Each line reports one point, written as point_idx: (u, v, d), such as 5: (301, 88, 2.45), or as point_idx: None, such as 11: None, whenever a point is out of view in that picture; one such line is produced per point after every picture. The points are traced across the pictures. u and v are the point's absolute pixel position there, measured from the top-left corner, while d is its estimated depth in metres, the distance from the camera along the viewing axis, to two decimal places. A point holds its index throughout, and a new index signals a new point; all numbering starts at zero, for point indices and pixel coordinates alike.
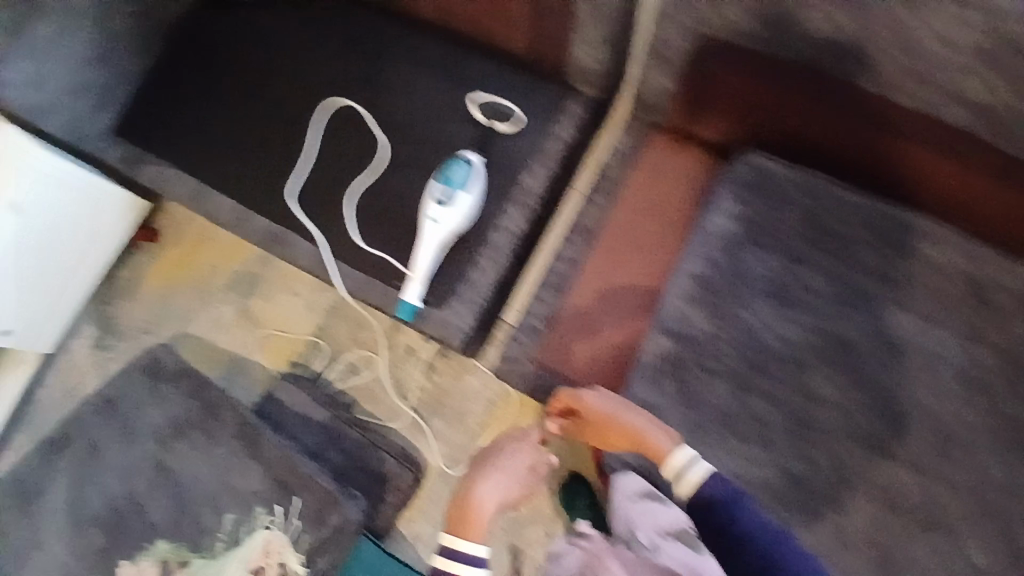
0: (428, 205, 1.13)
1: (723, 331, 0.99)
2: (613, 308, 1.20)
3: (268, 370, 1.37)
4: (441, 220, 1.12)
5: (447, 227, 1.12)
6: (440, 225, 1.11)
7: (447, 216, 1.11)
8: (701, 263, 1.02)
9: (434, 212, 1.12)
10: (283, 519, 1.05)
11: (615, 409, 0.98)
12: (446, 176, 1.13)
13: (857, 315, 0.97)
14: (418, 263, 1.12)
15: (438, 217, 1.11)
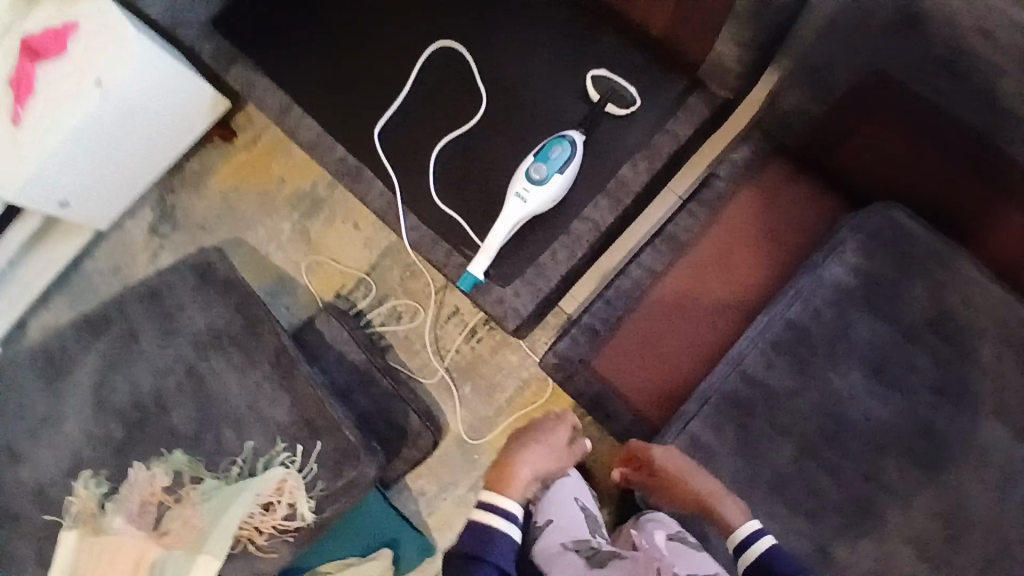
0: (519, 178, 1.05)
1: (801, 388, 0.90)
2: (685, 330, 1.04)
3: (311, 295, 1.33)
4: (529, 197, 1.04)
5: (533, 206, 1.04)
6: (527, 202, 1.04)
7: (536, 195, 1.04)
8: (801, 312, 0.93)
9: (524, 188, 1.04)
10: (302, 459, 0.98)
11: (683, 471, 0.88)
12: (545, 152, 1.05)
13: (950, 409, 0.88)
14: (493, 236, 1.04)
15: (526, 193, 1.04)
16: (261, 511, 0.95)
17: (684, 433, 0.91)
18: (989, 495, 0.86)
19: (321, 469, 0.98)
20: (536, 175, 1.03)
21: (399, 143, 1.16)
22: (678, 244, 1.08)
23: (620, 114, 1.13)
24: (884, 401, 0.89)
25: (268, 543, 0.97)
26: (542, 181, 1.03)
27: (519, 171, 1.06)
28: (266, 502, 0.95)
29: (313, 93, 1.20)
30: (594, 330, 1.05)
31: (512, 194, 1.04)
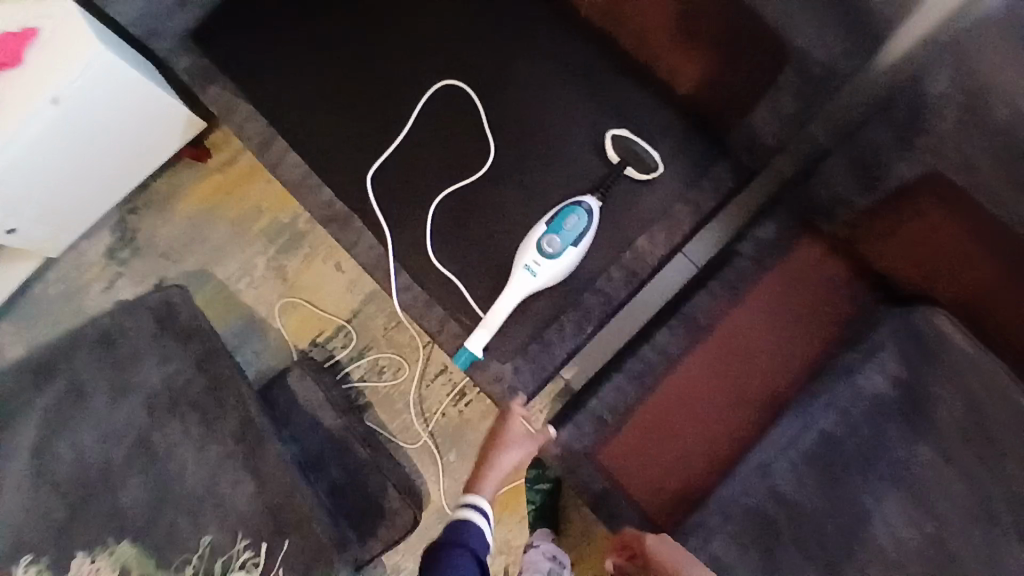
0: (530, 250, 0.96)
1: (833, 510, 0.82)
2: (702, 423, 0.95)
3: (285, 341, 1.21)
4: (539, 273, 0.95)
5: (542, 282, 0.96)
6: (536, 277, 0.95)
7: (547, 270, 0.95)
8: (833, 422, 0.85)
9: (535, 261, 0.95)
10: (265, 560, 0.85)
11: (675, 563, 0.79)
12: (559, 223, 0.96)
13: (1000, 546, 0.79)
14: (496, 312, 0.95)
15: (536, 268, 0.95)
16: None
17: (702, 552, 0.82)
18: None
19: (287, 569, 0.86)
20: (549, 249, 0.95)
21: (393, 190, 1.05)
22: (695, 325, 1.00)
23: (639, 178, 1.03)
24: (920, 530, 0.81)
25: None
26: (554, 255, 0.95)
27: (530, 241, 0.97)
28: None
29: (299, 125, 1.08)
30: (602, 418, 0.97)
31: (521, 267, 0.95)
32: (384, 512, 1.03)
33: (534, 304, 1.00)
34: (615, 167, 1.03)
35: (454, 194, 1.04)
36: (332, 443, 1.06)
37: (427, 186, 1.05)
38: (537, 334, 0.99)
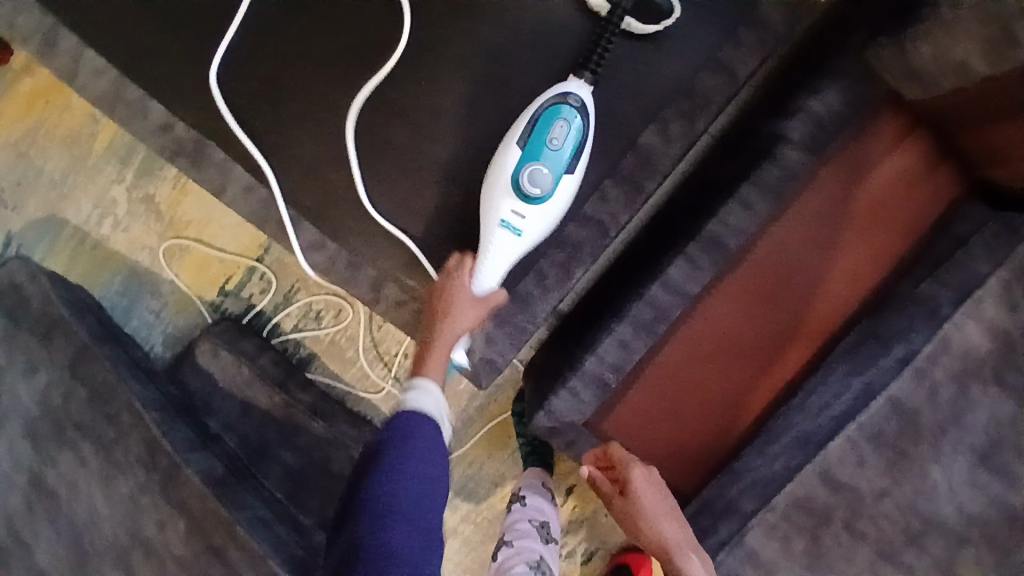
0: (505, 189, 0.66)
1: (893, 489, 0.67)
2: (731, 377, 0.76)
3: (186, 295, 0.97)
4: (528, 221, 0.66)
5: (532, 234, 0.67)
6: (523, 229, 0.67)
7: (536, 217, 0.66)
8: (909, 387, 0.65)
9: (517, 206, 0.66)
10: None
11: (654, 510, 0.67)
12: (542, 142, 0.66)
13: None
14: (479, 279, 0.68)
15: (522, 216, 0.66)
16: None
17: (737, 547, 0.67)
18: None
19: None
20: (535, 184, 0.65)
21: (275, 104, 0.72)
22: (724, 252, 0.72)
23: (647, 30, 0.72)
24: (986, 492, 0.68)
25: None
26: (542, 193, 0.65)
27: (504, 177, 0.67)
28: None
29: (115, 16, 0.72)
30: (603, 380, 0.74)
31: (499, 218, 0.67)
32: None
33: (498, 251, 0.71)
34: (609, 17, 0.68)
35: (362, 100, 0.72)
36: (273, 421, 0.91)
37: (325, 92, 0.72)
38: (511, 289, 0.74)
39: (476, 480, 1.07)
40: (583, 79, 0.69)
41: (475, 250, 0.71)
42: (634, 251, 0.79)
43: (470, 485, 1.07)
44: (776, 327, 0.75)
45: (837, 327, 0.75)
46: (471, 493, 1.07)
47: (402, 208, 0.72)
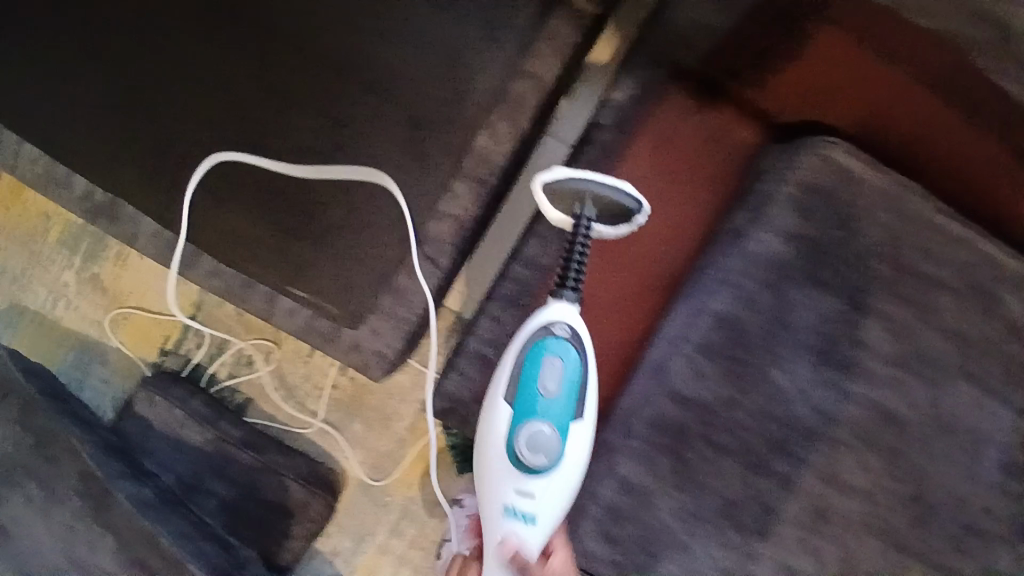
0: (512, 464, 0.70)
1: (743, 397, 0.71)
2: (605, 331, 0.83)
3: (130, 358, 1.09)
4: (544, 482, 0.70)
5: (546, 510, 0.70)
6: (532, 512, 0.70)
7: (547, 484, 0.70)
8: (728, 302, 0.72)
9: (519, 489, 0.70)
10: None
11: None
12: (534, 404, 0.69)
13: (915, 387, 0.73)
14: (509, 538, 0.71)
15: (534, 479, 0.70)
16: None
17: (609, 478, 0.73)
18: (951, 469, 0.75)
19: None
20: (536, 452, 0.68)
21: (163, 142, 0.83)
22: (568, 225, 0.85)
23: (615, 235, 0.71)
24: (835, 387, 0.72)
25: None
26: (550, 448, 0.69)
27: (503, 455, 0.71)
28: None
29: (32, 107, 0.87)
30: (482, 355, 0.85)
31: (506, 505, 0.71)
32: (292, 510, 1.00)
33: (360, 251, 0.81)
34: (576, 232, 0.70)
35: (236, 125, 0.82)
36: (206, 458, 0.99)
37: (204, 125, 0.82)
38: (386, 285, 0.83)
39: (419, 500, 1.12)
40: (566, 298, 0.70)
41: (341, 255, 0.82)
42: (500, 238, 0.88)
43: (412, 508, 1.12)
44: (628, 282, 0.84)
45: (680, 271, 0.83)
46: (415, 515, 1.12)
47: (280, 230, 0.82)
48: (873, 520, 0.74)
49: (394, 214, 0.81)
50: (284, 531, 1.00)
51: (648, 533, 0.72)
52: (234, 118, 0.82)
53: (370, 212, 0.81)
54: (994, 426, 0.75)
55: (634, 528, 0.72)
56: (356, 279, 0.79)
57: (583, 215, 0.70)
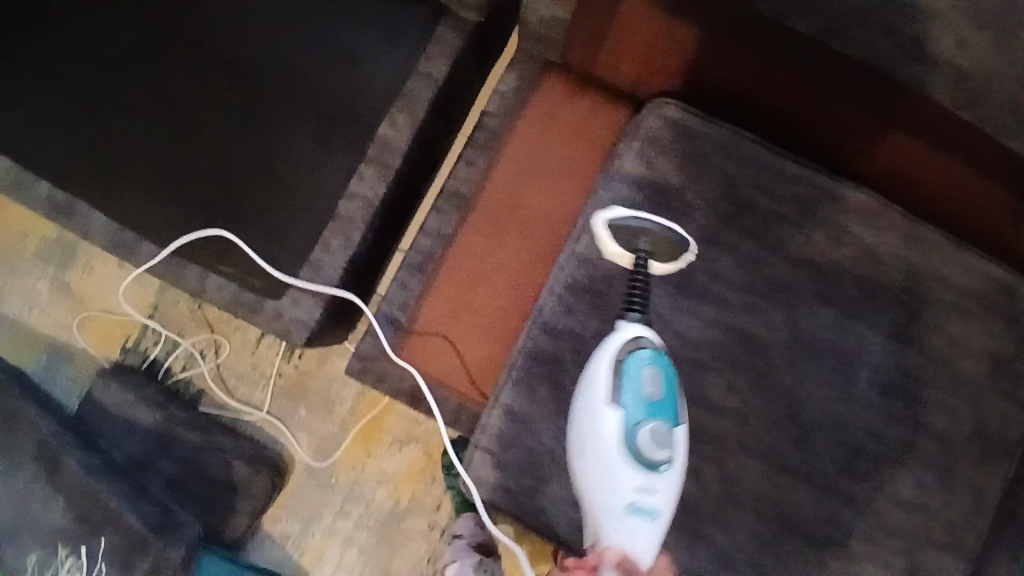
0: (632, 464, 0.68)
1: (609, 327, 0.80)
2: (489, 291, 0.94)
3: (94, 355, 1.21)
4: (661, 482, 0.69)
5: (665, 505, 0.69)
6: (655, 507, 0.68)
7: (661, 484, 0.69)
8: (589, 245, 0.81)
9: (641, 485, 0.68)
10: (87, 563, 0.89)
11: None
12: (639, 402, 0.69)
13: (773, 311, 0.79)
14: (628, 541, 0.68)
15: (650, 480, 0.68)
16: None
17: (496, 408, 0.80)
18: (824, 389, 0.78)
19: (110, 568, 0.89)
20: (655, 448, 0.67)
21: (110, 154, 0.96)
22: (463, 199, 0.95)
23: (669, 271, 0.78)
24: (692, 315, 0.79)
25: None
26: (670, 444, 0.68)
27: (620, 458, 0.68)
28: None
29: None
30: (393, 318, 0.93)
31: (627, 502, 0.68)
32: (236, 486, 1.10)
33: (278, 231, 0.94)
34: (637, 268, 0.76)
35: (175, 137, 0.96)
36: (156, 438, 1.09)
37: (148, 138, 0.96)
38: (302, 257, 0.94)
39: (363, 480, 1.18)
40: (633, 321, 0.73)
41: (262, 234, 0.94)
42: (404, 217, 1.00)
43: (357, 488, 1.18)
44: (518, 246, 0.94)
45: (562, 233, 0.94)
46: (360, 496, 1.18)
47: (210, 213, 0.94)
48: (750, 440, 0.77)
49: (308, 198, 0.94)
50: (228, 506, 1.09)
51: (531, 457, 0.79)
52: (173, 131, 0.96)
53: (290, 200, 0.94)
54: (861, 348, 0.78)
55: (518, 453, 0.79)
56: (282, 254, 0.94)
57: (641, 249, 0.77)
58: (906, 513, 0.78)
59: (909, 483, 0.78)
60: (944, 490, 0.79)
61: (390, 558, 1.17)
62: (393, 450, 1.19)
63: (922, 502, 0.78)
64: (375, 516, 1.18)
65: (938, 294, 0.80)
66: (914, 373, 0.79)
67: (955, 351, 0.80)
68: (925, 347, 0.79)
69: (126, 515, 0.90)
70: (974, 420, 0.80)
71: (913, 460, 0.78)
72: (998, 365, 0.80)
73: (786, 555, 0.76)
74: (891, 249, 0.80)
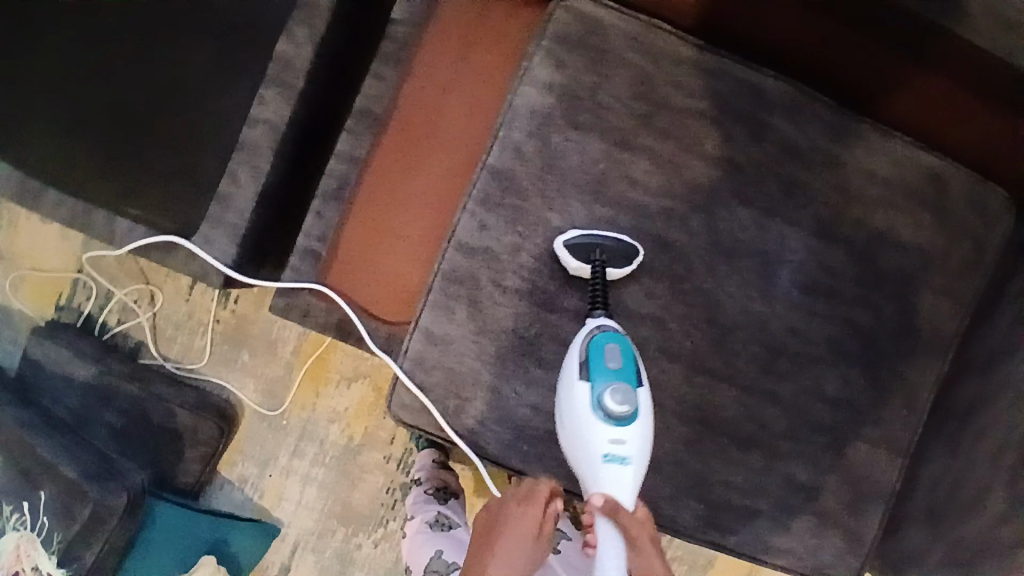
0: (604, 424, 0.67)
1: (525, 242, 0.77)
2: (410, 214, 0.92)
3: (30, 316, 1.17)
4: (629, 436, 0.67)
5: (640, 458, 0.68)
6: (627, 455, 0.67)
7: (631, 438, 0.67)
8: (500, 156, 0.76)
9: (611, 437, 0.67)
10: (31, 514, 0.87)
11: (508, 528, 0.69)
12: (604, 368, 0.68)
13: (691, 216, 0.77)
14: (610, 491, 0.66)
15: (620, 435, 0.67)
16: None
17: (417, 332, 0.78)
18: (741, 290, 0.77)
19: (53, 518, 0.86)
20: (621, 405, 0.67)
21: None
22: (375, 120, 0.91)
23: (624, 276, 0.75)
24: (607, 226, 0.76)
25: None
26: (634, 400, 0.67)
27: (592, 422, 0.67)
28: (14, 574, 0.86)
29: None
30: (314, 252, 0.91)
31: (600, 454, 0.67)
32: (184, 433, 1.10)
33: (184, 168, 0.89)
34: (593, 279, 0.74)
35: (64, 69, 0.88)
36: (94, 391, 1.07)
37: (31, 73, 0.88)
38: (211, 193, 0.90)
39: (315, 420, 1.18)
40: (598, 318, 0.73)
41: (168, 173, 0.89)
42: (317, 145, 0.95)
43: (311, 428, 1.18)
44: (436, 163, 0.92)
45: (478, 145, 0.91)
46: (314, 436, 1.17)
47: (110, 154, 0.89)
48: (668, 345, 0.76)
49: (211, 130, 0.89)
50: (176, 453, 1.09)
51: (453, 377, 0.78)
52: (59, 63, 0.88)
53: (195, 134, 0.89)
54: (779, 246, 0.78)
55: (441, 374, 0.78)
56: (191, 193, 0.89)
57: (596, 260, 0.74)
58: (831, 408, 0.78)
59: (834, 380, 0.78)
60: (872, 386, 0.78)
61: (349, 493, 1.17)
62: (341, 388, 1.18)
63: (848, 398, 0.78)
64: (330, 453, 1.18)
65: (864, 186, 0.78)
66: (835, 270, 0.78)
67: (880, 244, 0.78)
68: (850, 243, 0.78)
69: (59, 467, 0.86)
70: (902, 314, 0.78)
71: (838, 357, 0.78)
72: (927, 259, 0.79)
73: (708, 454, 0.77)
74: (814, 142, 0.77)
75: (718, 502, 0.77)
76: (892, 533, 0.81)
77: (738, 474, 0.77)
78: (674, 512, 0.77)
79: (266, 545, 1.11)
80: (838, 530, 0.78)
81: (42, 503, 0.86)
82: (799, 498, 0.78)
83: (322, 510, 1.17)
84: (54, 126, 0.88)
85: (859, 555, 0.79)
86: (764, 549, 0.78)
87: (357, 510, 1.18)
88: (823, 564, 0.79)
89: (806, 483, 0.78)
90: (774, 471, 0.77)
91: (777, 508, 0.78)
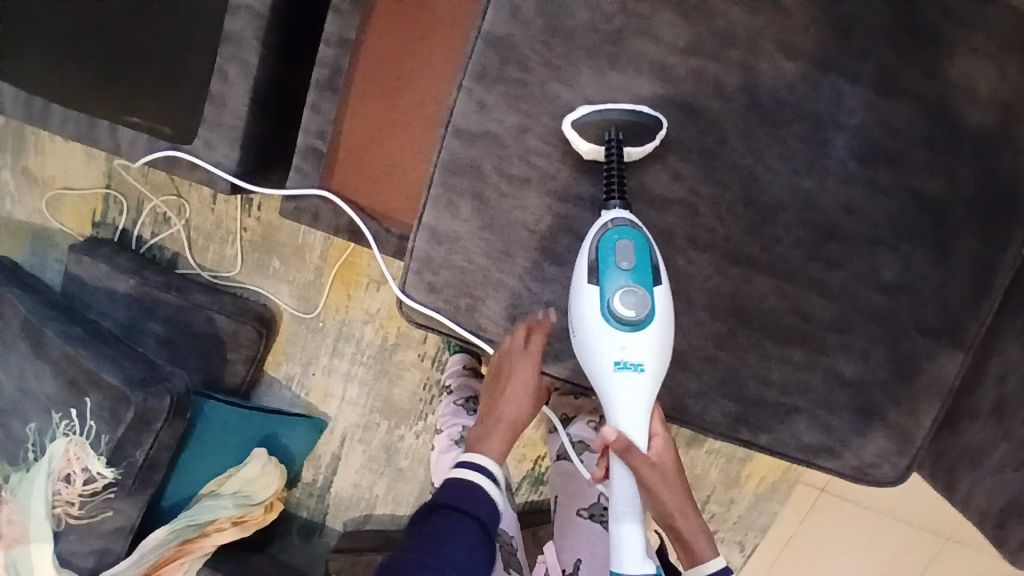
0: (615, 330, 0.62)
1: (531, 120, 0.67)
2: (410, 99, 0.84)
3: (72, 235, 1.21)
4: (643, 340, 0.62)
5: (655, 361, 0.62)
6: (640, 360, 0.62)
7: (645, 341, 0.62)
8: (497, 20, 0.67)
9: (623, 341, 0.62)
10: (80, 421, 0.93)
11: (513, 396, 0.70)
12: (613, 271, 0.62)
13: (724, 75, 0.65)
14: (622, 403, 0.62)
15: (633, 340, 0.62)
16: (65, 487, 0.93)
17: (421, 229, 0.71)
18: (785, 165, 0.66)
19: (99, 422, 0.92)
20: (630, 308, 0.61)
21: None
22: None
23: (643, 155, 0.66)
24: (625, 96, 0.66)
25: (85, 511, 0.94)
26: (645, 305, 0.61)
27: (601, 326, 0.62)
28: (65, 477, 0.93)
29: None
30: (314, 148, 0.85)
31: (613, 361, 0.62)
32: (224, 339, 1.12)
33: (172, 68, 0.83)
34: (609, 157, 0.64)
35: None
36: (134, 302, 1.10)
37: None
38: (204, 91, 0.84)
39: (348, 321, 1.18)
40: (614, 209, 0.65)
41: (155, 75, 0.84)
42: (309, 30, 0.88)
43: (346, 328, 1.18)
44: (435, 39, 0.82)
45: (477, 14, 0.80)
46: (349, 337, 1.18)
47: (95, 61, 0.85)
48: (696, 233, 0.67)
49: (193, 21, 0.82)
50: (221, 359, 1.12)
51: (462, 278, 0.71)
52: None
53: (178, 29, 0.82)
54: (834, 106, 0.65)
55: (450, 274, 0.71)
56: (182, 96, 0.84)
57: (611, 139, 0.65)
58: (886, 298, 0.68)
59: (893, 262, 0.67)
60: (937, 270, 0.67)
61: (387, 390, 1.19)
62: (371, 292, 1.16)
63: (909, 284, 0.67)
64: (366, 354, 1.18)
65: (937, 23, 0.64)
66: (899, 130, 0.65)
67: (955, 95, 0.65)
68: (920, 99, 0.65)
69: (101, 375, 0.92)
70: (981, 180, 0.66)
71: (899, 238, 0.67)
72: (1014, 115, 0.65)
73: (742, 349, 0.69)
74: None
75: (753, 399, 0.70)
76: (951, 430, 0.73)
77: (778, 371, 0.69)
78: (702, 410, 0.70)
79: (314, 439, 1.16)
80: (888, 428, 0.70)
81: (90, 410, 0.92)
82: (845, 396, 0.70)
83: (365, 406, 1.20)
84: (44, 36, 0.85)
85: (909, 456, 0.71)
86: (801, 448, 0.71)
87: (398, 405, 1.19)
88: (867, 464, 0.71)
89: (856, 380, 0.69)
90: (819, 367, 0.69)
91: (817, 404, 0.70)
